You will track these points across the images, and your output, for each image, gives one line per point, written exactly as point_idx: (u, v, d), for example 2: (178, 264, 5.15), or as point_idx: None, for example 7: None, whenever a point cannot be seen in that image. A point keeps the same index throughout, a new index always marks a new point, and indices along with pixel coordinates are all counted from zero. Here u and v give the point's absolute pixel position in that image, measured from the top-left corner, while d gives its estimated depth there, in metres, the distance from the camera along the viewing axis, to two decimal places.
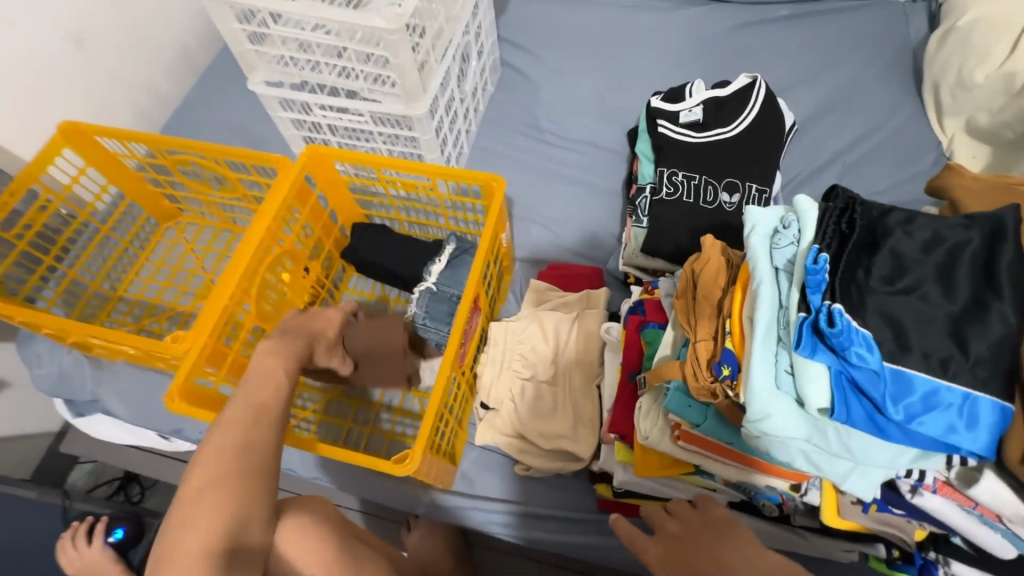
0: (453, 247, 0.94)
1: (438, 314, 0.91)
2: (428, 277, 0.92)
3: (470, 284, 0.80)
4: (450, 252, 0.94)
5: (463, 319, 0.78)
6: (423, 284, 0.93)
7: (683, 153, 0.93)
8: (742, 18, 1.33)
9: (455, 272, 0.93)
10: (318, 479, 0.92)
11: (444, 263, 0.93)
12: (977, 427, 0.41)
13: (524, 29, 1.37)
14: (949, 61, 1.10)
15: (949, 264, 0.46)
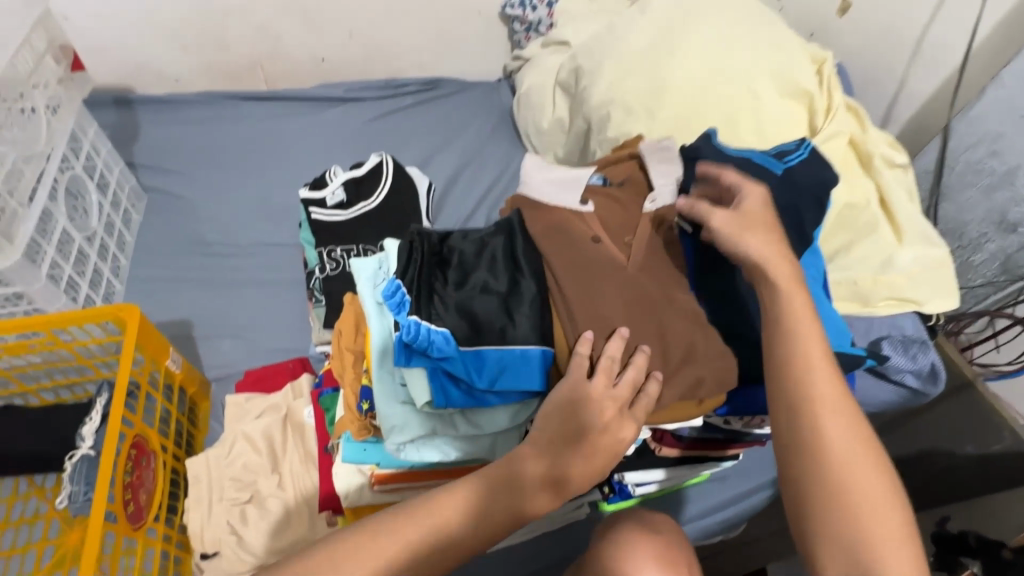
0: (105, 398, 0.82)
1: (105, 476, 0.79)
2: (82, 438, 0.79)
3: (112, 428, 0.71)
4: (104, 405, 0.81)
5: (109, 472, 0.69)
6: (78, 452, 0.79)
7: (336, 231, 1.01)
8: (376, 111, 1.55)
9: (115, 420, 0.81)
10: None
11: (98, 421, 0.80)
12: (528, 367, 0.55)
13: (164, 153, 1.34)
14: (527, 118, 1.47)
15: (489, 260, 0.62)
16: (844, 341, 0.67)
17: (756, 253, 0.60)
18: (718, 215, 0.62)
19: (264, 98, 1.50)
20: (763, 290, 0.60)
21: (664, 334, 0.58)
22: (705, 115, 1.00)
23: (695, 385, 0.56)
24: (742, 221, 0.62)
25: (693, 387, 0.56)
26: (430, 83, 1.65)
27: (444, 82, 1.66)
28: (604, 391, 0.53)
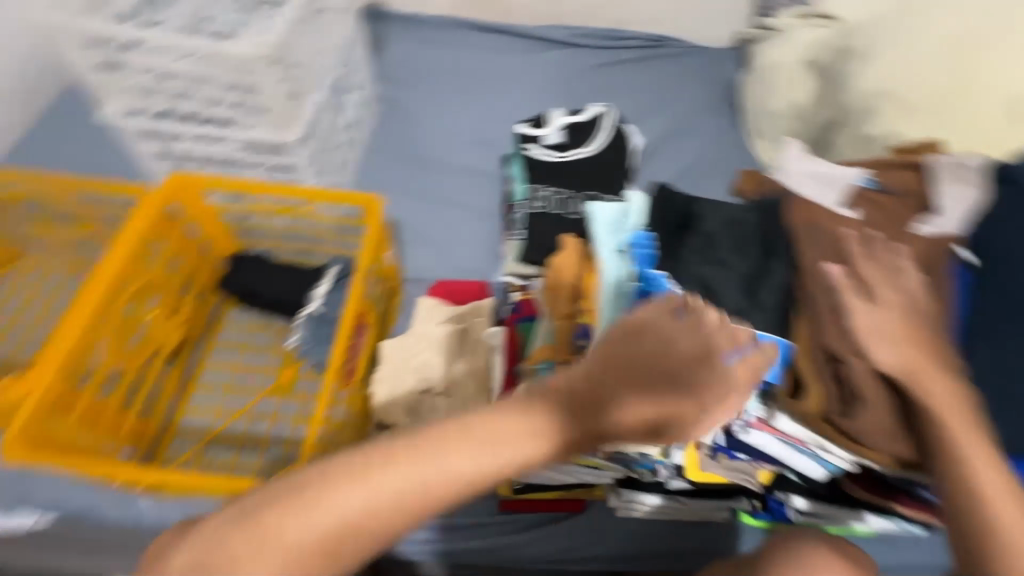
0: (338, 269, 0.95)
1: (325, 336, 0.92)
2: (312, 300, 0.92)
3: (354, 297, 0.82)
4: (336, 273, 0.94)
5: (346, 335, 0.80)
6: (308, 307, 0.92)
7: (548, 170, 1.04)
8: (594, 60, 1.53)
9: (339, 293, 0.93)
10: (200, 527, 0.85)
11: (330, 284, 0.93)
12: (767, 358, 0.52)
13: (402, 68, 1.46)
14: (756, 94, 1.35)
15: (740, 237, 0.58)
16: None
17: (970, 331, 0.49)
18: (869, 267, 0.51)
19: (494, 30, 1.55)
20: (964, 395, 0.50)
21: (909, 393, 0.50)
22: None
23: (902, 432, 0.52)
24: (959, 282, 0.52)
25: (922, 432, 0.50)
26: (655, 39, 1.58)
27: (669, 41, 1.58)
28: (836, 411, 0.51)
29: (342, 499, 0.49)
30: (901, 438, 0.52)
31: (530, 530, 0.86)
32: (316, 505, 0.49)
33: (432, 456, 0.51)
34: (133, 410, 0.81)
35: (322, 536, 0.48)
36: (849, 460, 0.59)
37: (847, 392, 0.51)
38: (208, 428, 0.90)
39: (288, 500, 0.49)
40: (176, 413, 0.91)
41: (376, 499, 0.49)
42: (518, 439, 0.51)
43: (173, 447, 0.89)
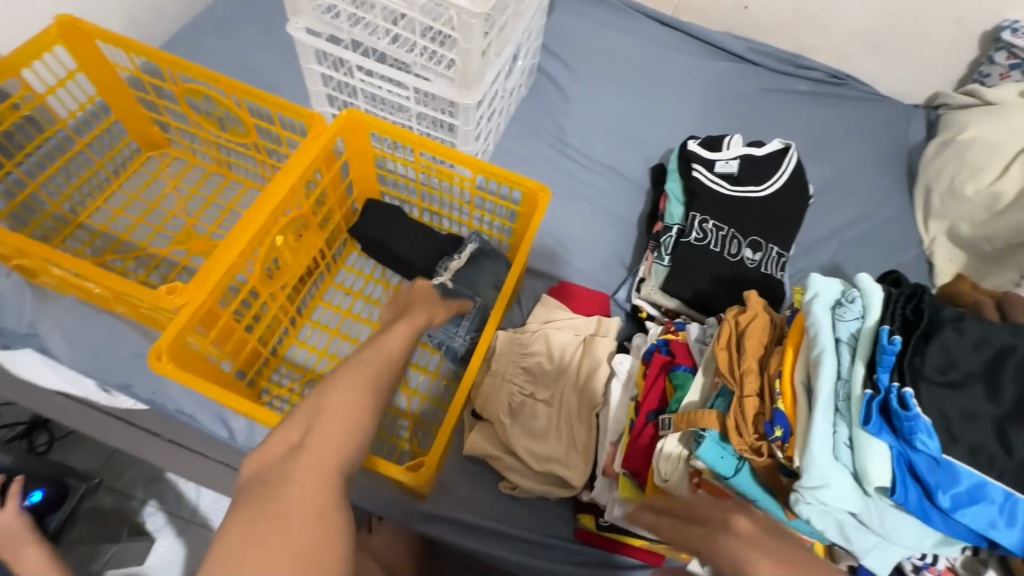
0: (475, 247, 0.91)
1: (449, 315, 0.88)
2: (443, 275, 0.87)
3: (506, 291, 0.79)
4: (471, 252, 0.91)
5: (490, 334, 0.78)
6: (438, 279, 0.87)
7: (714, 200, 0.95)
8: (767, 83, 1.40)
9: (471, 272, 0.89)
10: None
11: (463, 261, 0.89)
12: (1013, 525, 0.44)
13: (563, 41, 1.37)
14: (944, 168, 1.21)
15: (996, 367, 0.50)
16: None
17: None
18: None
19: (668, 25, 1.44)
20: None
21: None
22: None
23: None
24: None
25: None
26: (837, 76, 1.43)
27: (852, 82, 1.43)
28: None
29: (350, 378, 0.60)
30: None
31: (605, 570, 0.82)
32: (343, 394, 0.59)
33: (386, 339, 0.67)
34: (253, 335, 0.81)
35: (350, 420, 0.57)
36: None
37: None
38: (309, 367, 0.89)
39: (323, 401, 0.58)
40: (282, 343, 0.91)
41: (375, 368, 0.63)
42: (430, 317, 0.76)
43: (272, 375, 0.89)
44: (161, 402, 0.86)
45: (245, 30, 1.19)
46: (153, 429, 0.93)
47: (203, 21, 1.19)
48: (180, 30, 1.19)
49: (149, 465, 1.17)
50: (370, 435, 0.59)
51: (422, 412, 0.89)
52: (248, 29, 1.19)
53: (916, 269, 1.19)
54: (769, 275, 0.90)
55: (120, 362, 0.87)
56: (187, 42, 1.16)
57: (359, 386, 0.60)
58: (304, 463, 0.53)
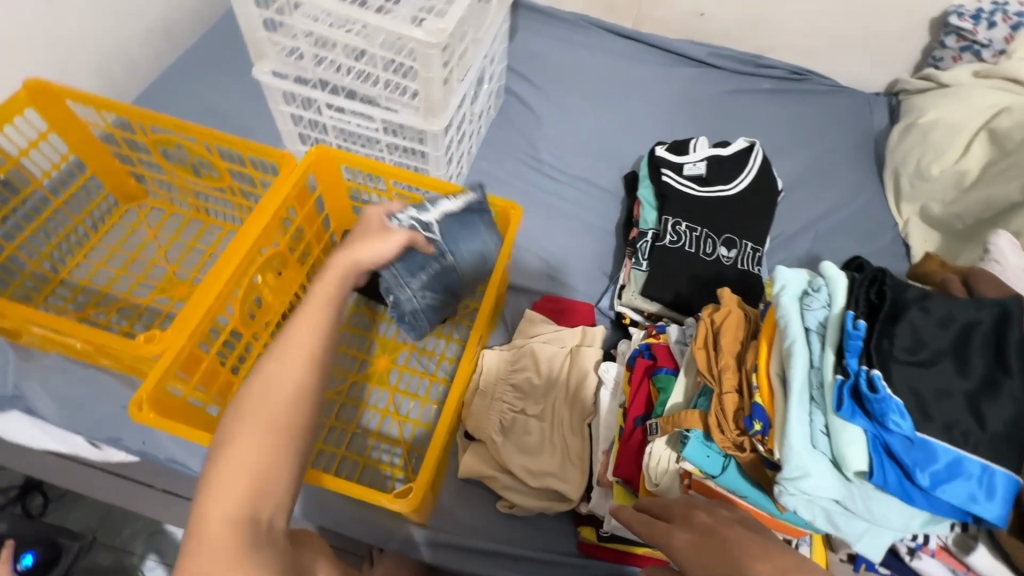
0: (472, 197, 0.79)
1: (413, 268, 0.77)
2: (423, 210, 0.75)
3: (484, 307, 0.80)
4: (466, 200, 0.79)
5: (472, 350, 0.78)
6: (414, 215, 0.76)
7: (686, 203, 0.97)
8: (730, 85, 1.43)
9: (457, 225, 0.78)
10: None
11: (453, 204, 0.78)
12: (994, 497, 0.44)
13: (529, 61, 1.41)
14: (910, 151, 1.24)
15: (963, 342, 0.50)
16: None
17: None
18: None
19: (629, 38, 1.48)
20: None
21: None
22: None
23: None
24: None
25: None
26: (797, 72, 1.47)
27: (813, 77, 1.47)
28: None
29: (255, 414, 0.58)
30: None
31: None
32: (236, 418, 0.58)
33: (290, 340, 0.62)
34: (238, 375, 0.81)
35: (242, 442, 0.56)
36: None
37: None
38: None
39: (230, 435, 0.57)
40: None
41: (277, 387, 0.60)
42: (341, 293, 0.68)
43: None
44: (151, 452, 0.85)
45: (217, 78, 1.22)
46: (146, 480, 0.92)
47: (175, 73, 1.22)
48: (153, 84, 1.21)
49: (147, 518, 1.15)
50: (286, 458, 0.57)
51: (413, 438, 0.89)
52: (220, 77, 1.22)
53: (894, 252, 1.21)
54: (746, 271, 0.91)
55: (108, 416, 0.87)
56: (160, 95, 1.19)
57: (257, 403, 0.58)
58: (204, 511, 0.53)
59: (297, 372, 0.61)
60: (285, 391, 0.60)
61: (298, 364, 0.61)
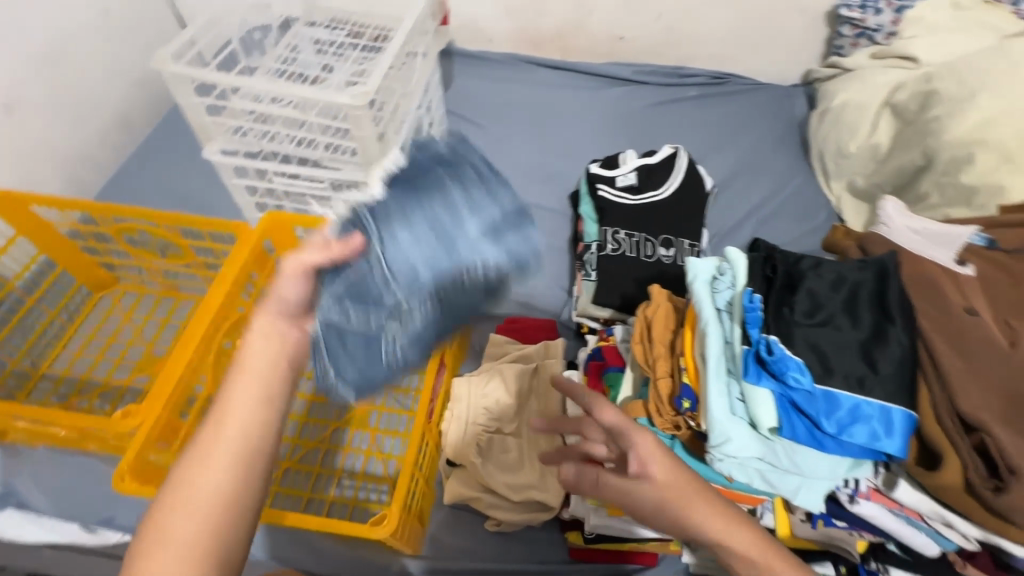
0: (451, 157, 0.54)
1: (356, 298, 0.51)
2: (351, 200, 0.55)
3: None
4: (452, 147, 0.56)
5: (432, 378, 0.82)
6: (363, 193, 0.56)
7: (622, 212, 1.04)
8: (658, 97, 1.53)
9: (404, 192, 0.51)
10: (274, 560, 0.84)
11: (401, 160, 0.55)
12: (893, 433, 0.49)
13: (468, 104, 1.50)
14: (828, 133, 1.33)
15: (852, 299, 0.56)
16: None
17: None
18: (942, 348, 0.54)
19: (558, 68, 1.58)
20: None
21: None
22: None
23: None
24: None
25: None
26: (718, 77, 1.58)
27: (733, 79, 1.58)
28: (981, 483, 0.48)
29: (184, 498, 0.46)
30: None
31: None
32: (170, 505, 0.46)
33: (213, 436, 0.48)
34: None
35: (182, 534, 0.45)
36: (974, 541, 0.55)
37: (999, 464, 0.47)
38: (283, 458, 0.93)
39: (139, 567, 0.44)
40: None
41: (192, 500, 0.46)
42: (294, 354, 0.54)
43: None
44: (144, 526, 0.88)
45: (177, 164, 1.30)
46: None
47: (137, 165, 1.30)
48: (116, 177, 1.28)
49: None
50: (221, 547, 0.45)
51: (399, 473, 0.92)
52: (180, 162, 1.30)
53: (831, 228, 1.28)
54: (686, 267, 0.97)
55: (99, 497, 0.89)
56: (126, 188, 1.26)
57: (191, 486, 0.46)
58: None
59: (220, 480, 0.47)
60: (210, 473, 0.47)
61: (222, 478, 0.47)
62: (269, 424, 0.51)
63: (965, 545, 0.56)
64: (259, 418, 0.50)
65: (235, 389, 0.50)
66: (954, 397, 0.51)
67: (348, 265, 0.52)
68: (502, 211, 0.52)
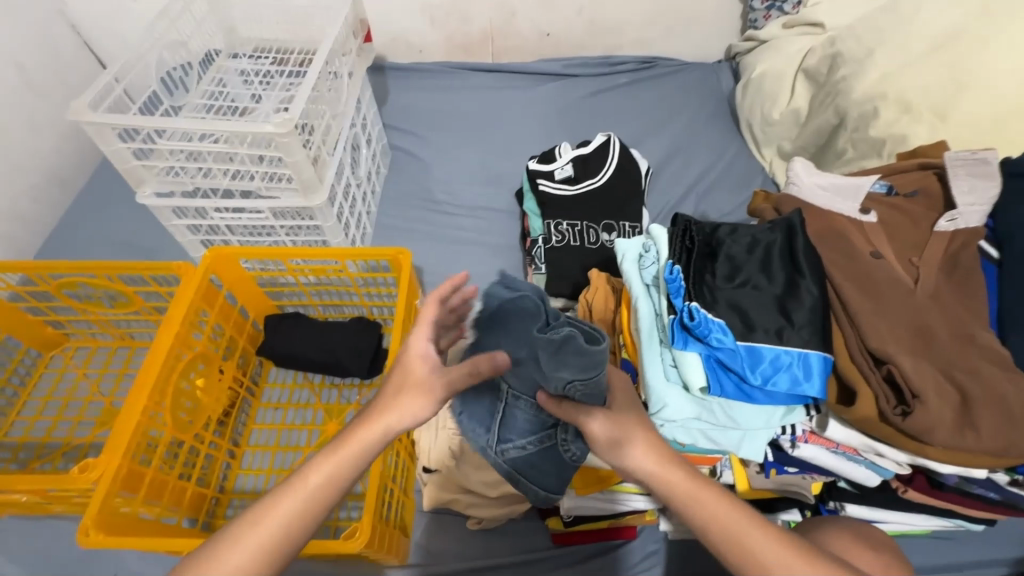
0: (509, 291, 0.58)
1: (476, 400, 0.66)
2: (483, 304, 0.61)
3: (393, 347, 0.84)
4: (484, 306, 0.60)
5: None
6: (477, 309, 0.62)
7: (563, 204, 1.07)
8: (591, 88, 1.57)
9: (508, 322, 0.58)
10: None
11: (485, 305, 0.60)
12: (813, 376, 0.53)
13: (406, 116, 1.51)
14: (753, 104, 1.39)
15: (766, 258, 0.60)
16: None
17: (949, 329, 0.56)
18: (848, 288, 0.58)
19: (490, 70, 1.60)
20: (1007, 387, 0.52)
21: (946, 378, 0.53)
22: (1003, 129, 0.91)
23: (964, 429, 0.51)
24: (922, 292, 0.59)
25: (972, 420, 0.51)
26: (646, 61, 1.63)
27: (661, 62, 1.63)
28: (891, 411, 0.52)
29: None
30: (955, 430, 0.51)
31: (588, 561, 0.86)
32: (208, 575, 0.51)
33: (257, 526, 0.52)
34: (191, 480, 0.84)
35: None
36: (905, 465, 0.60)
37: (904, 390, 0.52)
38: (260, 490, 0.93)
39: None
40: (228, 478, 0.93)
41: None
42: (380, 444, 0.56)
43: (227, 511, 0.91)
44: None
45: (117, 211, 1.28)
46: None
47: (77, 219, 1.27)
48: (55, 233, 1.26)
49: None
50: None
51: None
52: (120, 209, 1.28)
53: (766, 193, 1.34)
54: None
55: (74, 558, 0.88)
56: (68, 243, 1.24)
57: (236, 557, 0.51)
58: None
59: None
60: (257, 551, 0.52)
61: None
62: (305, 529, 0.53)
63: (898, 470, 0.61)
64: (299, 521, 0.53)
65: (297, 486, 0.54)
66: (864, 335, 0.55)
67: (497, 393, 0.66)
68: (522, 314, 0.55)
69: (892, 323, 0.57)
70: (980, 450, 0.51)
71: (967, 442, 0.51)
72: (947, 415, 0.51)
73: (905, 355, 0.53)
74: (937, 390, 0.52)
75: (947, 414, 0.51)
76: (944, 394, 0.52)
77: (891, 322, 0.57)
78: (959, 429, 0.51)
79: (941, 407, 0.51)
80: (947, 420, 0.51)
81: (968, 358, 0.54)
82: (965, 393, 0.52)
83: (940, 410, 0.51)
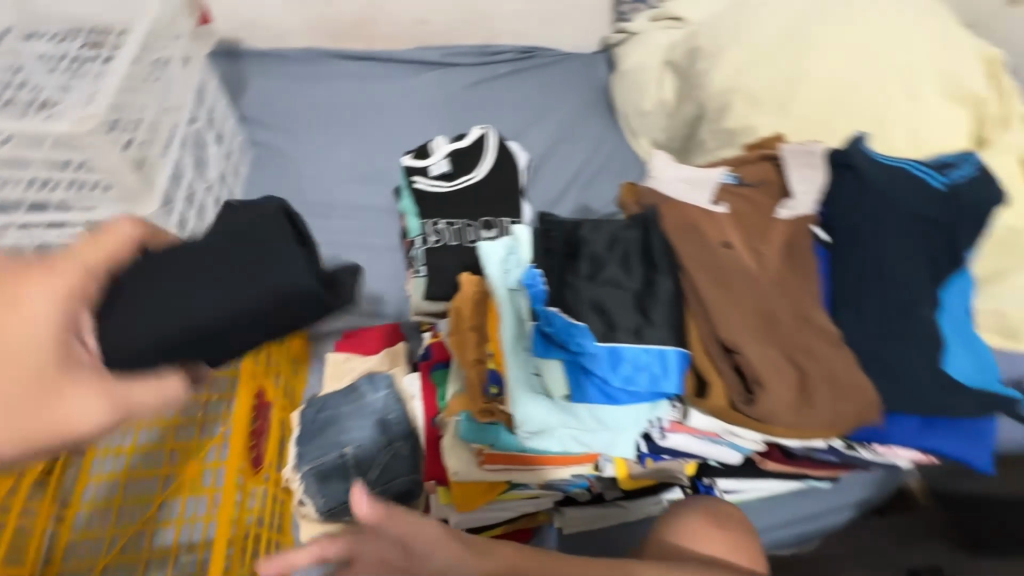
0: None
1: (325, 468, 0.82)
2: None
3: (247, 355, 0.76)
4: None
5: (243, 412, 0.74)
6: None
7: (441, 203, 1.02)
8: (471, 78, 1.52)
9: None
10: None
11: None
12: (670, 373, 0.54)
13: (274, 109, 1.36)
14: (627, 96, 1.42)
15: (624, 253, 0.60)
16: (990, 379, 0.63)
17: (788, 311, 0.60)
18: (705, 279, 0.61)
19: (361, 58, 1.49)
20: (831, 362, 0.57)
21: (795, 356, 0.58)
22: (840, 109, 0.94)
23: (802, 409, 0.56)
24: (774, 273, 0.64)
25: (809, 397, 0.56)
26: (527, 51, 1.59)
27: (540, 52, 1.60)
28: (740, 398, 0.57)
29: None
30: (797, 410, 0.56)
31: None
32: None
33: None
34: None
35: None
36: (758, 442, 0.63)
37: (749, 378, 0.57)
38: (97, 554, 0.80)
39: None
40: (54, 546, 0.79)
41: None
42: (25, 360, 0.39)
43: None
44: None
45: None
46: None
47: None
48: None
49: None
50: None
51: None
52: None
53: None
54: None
55: None
56: None
57: None
58: None
59: None
60: None
61: None
62: None
63: (754, 447, 0.64)
64: None
65: None
66: (716, 327, 0.59)
67: (343, 459, 0.82)
68: None
69: (746, 310, 0.60)
70: (822, 427, 0.57)
71: (801, 419, 0.56)
72: (790, 400, 0.56)
73: (753, 347, 0.57)
74: (779, 374, 0.57)
75: (786, 396, 0.56)
76: (784, 378, 0.57)
77: (742, 309, 0.60)
78: (798, 407, 0.56)
79: (784, 392, 0.56)
80: (786, 402, 0.56)
81: (808, 340, 0.58)
82: (805, 377, 0.57)
83: (788, 393, 0.56)
